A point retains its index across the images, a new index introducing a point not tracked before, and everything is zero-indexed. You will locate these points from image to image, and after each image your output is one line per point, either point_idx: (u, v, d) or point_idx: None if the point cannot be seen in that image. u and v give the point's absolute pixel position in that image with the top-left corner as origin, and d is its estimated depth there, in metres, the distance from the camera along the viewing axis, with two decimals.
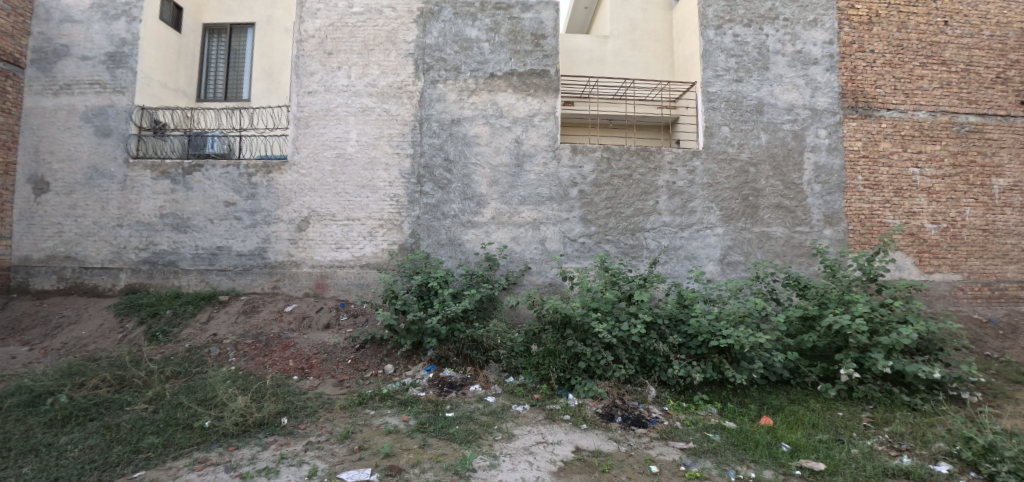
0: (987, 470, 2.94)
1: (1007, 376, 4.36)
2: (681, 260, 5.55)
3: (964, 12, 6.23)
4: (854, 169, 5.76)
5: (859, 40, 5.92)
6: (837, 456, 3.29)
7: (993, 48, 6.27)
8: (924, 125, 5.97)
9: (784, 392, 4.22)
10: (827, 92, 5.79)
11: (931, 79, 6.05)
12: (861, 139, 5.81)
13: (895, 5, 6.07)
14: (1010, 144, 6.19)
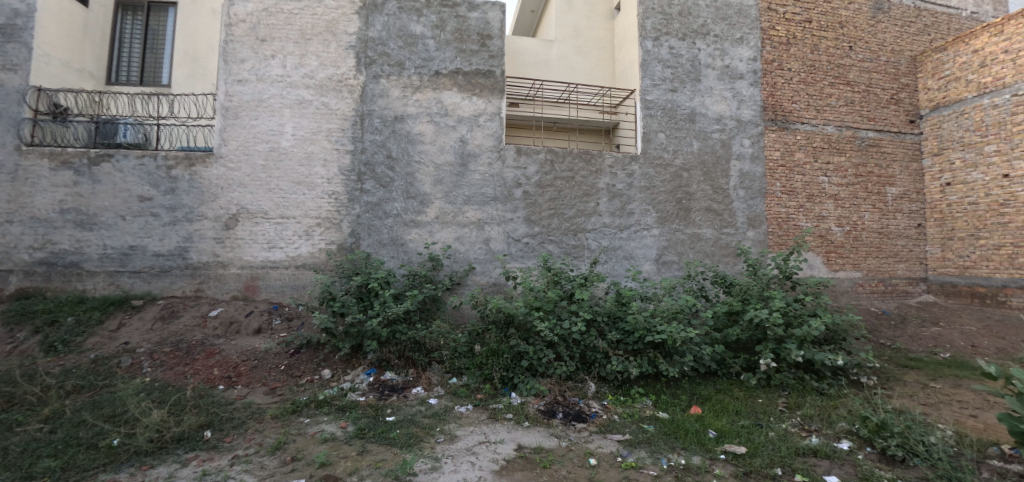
0: (880, 444, 3.33)
1: (895, 360, 4.95)
2: (620, 260, 5.77)
3: (865, 39, 7.01)
4: (773, 176, 6.29)
5: (779, 58, 6.48)
6: (757, 439, 3.58)
7: (887, 72, 7.11)
8: (831, 138, 6.65)
9: (712, 383, 4.51)
10: (751, 105, 6.27)
11: (838, 97, 6.74)
12: (779, 150, 6.35)
13: (808, 29, 6.70)
14: (900, 158, 7.05)
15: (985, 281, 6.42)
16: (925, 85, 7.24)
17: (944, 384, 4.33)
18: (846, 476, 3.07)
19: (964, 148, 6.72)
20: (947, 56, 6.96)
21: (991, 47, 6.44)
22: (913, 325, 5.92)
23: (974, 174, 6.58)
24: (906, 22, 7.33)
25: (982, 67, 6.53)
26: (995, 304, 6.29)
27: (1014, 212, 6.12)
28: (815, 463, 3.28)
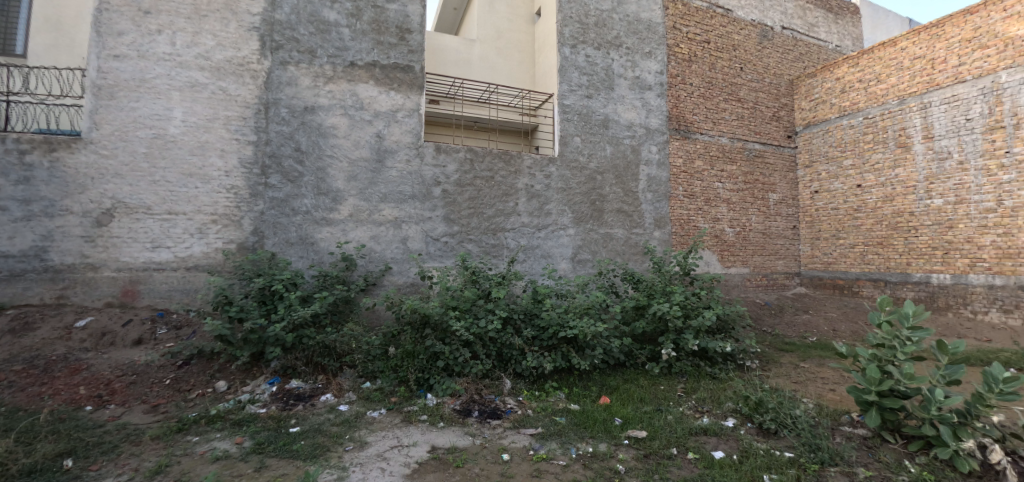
0: (758, 420, 3.75)
1: (773, 344, 5.65)
2: (538, 259, 6.01)
3: (753, 62, 7.89)
4: (676, 181, 6.87)
5: (682, 73, 7.07)
6: (657, 423, 3.86)
7: (771, 92, 8.07)
8: (725, 148, 7.40)
9: (620, 373, 4.82)
10: (658, 115, 6.78)
11: (731, 112, 7.52)
12: (681, 157, 6.94)
13: (707, 49, 7.39)
14: (780, 168, 8.06)
15: (844, 274, 7.56)
16: (800, 106, 8.35)
17: (809, 363, 5.03)
18: (730, 451, 3.42)
19: (828, 161, 7.88)
20: (816, 81, 8.09)
21: (848, 77, 7.62)
22: (788, 313, 6.79)
23: (834, 184, 7.78)
24: (785, 50, 8.38)
25: (841, 93, 7.71)
26: (851, 293, 7.44)
27: (864, 216, 7.34)
28: (705, 441, 3.62)
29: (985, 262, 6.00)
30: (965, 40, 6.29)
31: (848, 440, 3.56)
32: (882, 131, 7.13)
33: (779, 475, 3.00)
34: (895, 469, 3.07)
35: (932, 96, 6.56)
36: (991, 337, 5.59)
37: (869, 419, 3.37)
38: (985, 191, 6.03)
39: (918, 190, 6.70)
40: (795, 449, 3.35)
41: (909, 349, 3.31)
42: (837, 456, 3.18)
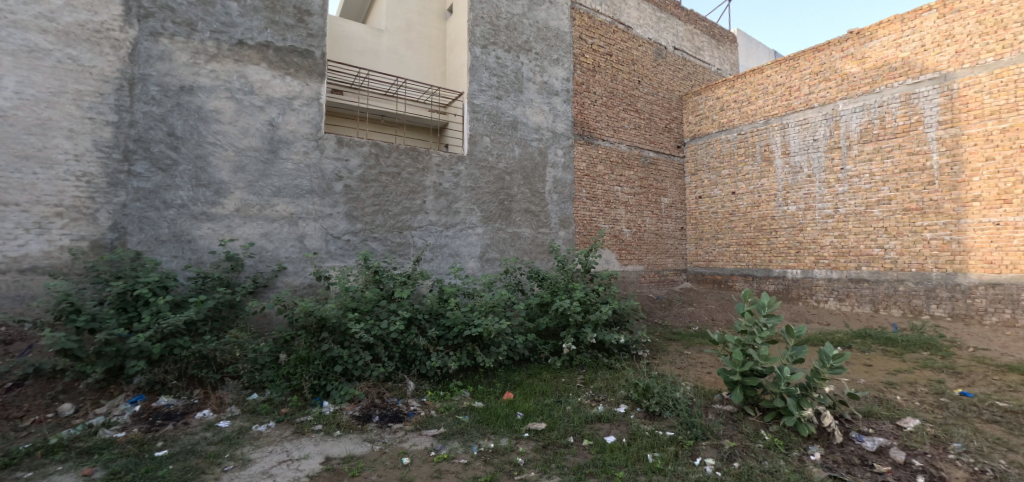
0: (646, 404, 4.10)
1: (662, 334, 6.24)
2: (445, 257, 6.06)
3: (649, 77, 8.63)
4: (580, 184, 7.30)
5: (586, 82, 7.51)
6: (556, 414, 4.06)
7: (663, 105, 8.88)
8: (624, 155, 8.01)
9: (525, 369, 5.01)
10: (564, 120, 7.13)
11: (629, 121, 8.15)
12: (585, 161, 7.39)
13: (609, 61, 7.92)
14: (671, 175, 8.92)
15: (721, 270, 8.62)
16: (687, 120, 9.32)
17: (690, 350, 5.64)
18: (620, 435, 3.69)
19: (710, 170, 8.90)
20: (701, 99, 9.09)
21: (726, 97, 8.67)
22: (675, 306, 7.55)
23: (715, 191, 8.80)
24: (677, 68, 9.28)
25: (721, 110, 8.74)
26: (727, 287, 8.49)
27: (737, 219, 8.41)
28: (599, 427, 3.87)
29: (825, 259, 7.24)
30: (813, 74, 7.51)
31: (719, 415, 4.05)
32: (752, 146, 8.21)
33: (660, 452, 3.31)
34: (753, 438, 3.54)
35: (789, 119, 7.73)
36: (828, 320, 6.74)
37: (735, 397, 3.84)
38: (825, 200, 7.27)
39: (777, 198, 7.84)
40: (675, 428, 3.72)
41: (765, 334, 3.83)
42: (708, 431, 3.59)
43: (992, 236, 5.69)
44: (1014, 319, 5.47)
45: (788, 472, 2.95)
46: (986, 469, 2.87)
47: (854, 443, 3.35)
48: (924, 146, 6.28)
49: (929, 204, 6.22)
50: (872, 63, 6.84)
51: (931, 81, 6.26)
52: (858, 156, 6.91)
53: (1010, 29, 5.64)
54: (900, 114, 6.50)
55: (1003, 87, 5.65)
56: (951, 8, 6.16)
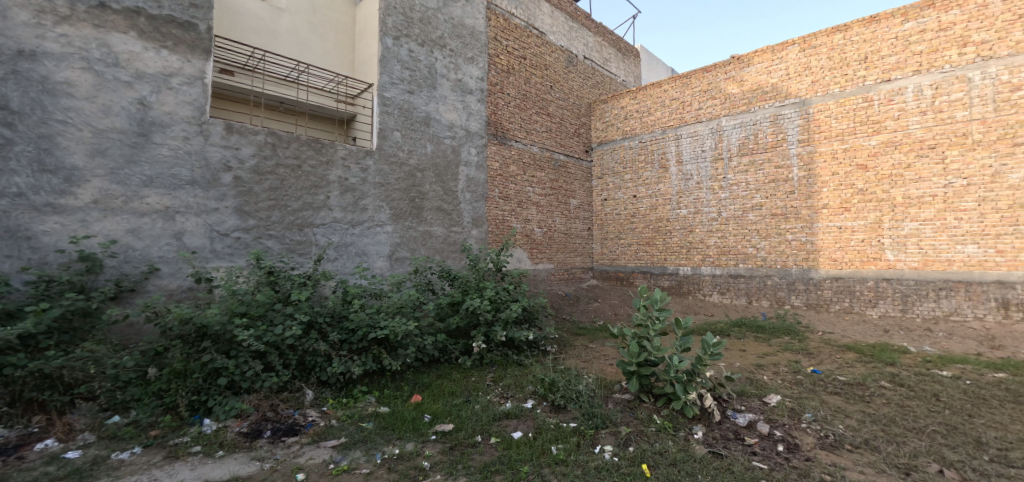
0: (551, 398, 4.24)
1: (569, 330, 6.53)
2: (351, 256, 5.75)
3: (560, 83, 9.04)
4: (493, 184, 7.40)
5: (501, 83, 7.63)
6: (464, 413, 4.02)
7: (573, 111, 9.36)
8: (536, 157, 8.29)
9: (435, 370, 4.92)
10: (478, 119, 7.18)
11: (541, 124, 8.46)
12: (498, 161, 7.51)
13: (523, 64, 8.13)
14: (579, 177, 9.43)
15: (623, 268, 9.29)
16: (595, 126, 9.92)
17: (594, 343, 5.97)
18: (527, 430, 3.77)
19: (614, 175, 9.55)
20: (607, 107, 9.72)
21: (629, 107, 9.35)
22: (582, 302, 7.98)
23: (618, 194, 9.48)
24: (586, 77, 9.85)
25: (625, 119, 9.42)
26: (628, 283, 9.18)
27: (637, 221, 9.12)
28: (507, 424, 3.90)
29: (710, 257, 8.14)
30: (702, 91, 8.38)
31: (617, 404, 4.31)
32: (651, 153, 8.96)
33: (563, 444, 3.43)
34: (647, 423, 3.82)
35: (682, 130, 8.55)
36: (713, 312, 7.60)
37: (631, 385, 4.12)
38: (711, 205, 8.17)
39: (672, 202, 8.65)
40: (578, 419, 3.88)
41: (658, 327, 4.18)
42: (608, 420, 3.80)
43: (836, 238, 6.87)
44: (851, 306, 6.65)
45: (676, 452, 3.22)
46: (829, 434, 3.40)
47: (729, 420, 3.77)
48: (787, 161, 7.35)
49: (790, 210, 7.30)
50: (749, 85, 7.82)
51: (792, 105, 7.34)
52: (736, 167, 7.88)
53: (852, 69, 6.83)
54: (770, 132, 7.54)
55: (845, 114, 6.84)
56: (809, 44, 7.27)
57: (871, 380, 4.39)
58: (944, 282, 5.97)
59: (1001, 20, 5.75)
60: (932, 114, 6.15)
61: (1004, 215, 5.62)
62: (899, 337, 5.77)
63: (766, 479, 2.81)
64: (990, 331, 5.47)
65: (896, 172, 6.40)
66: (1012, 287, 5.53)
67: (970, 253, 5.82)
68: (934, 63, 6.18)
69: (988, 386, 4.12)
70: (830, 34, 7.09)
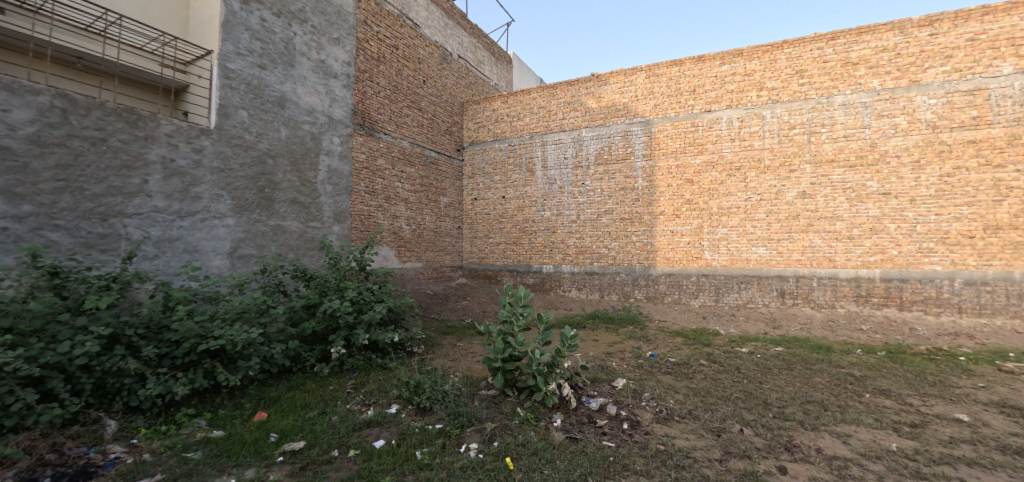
0: (416, 400, 4.05)
1: (438, 329, 6.50)
2: (178, 254, 4.84)
3: (433, 78, 9.17)
4: (358, 176, 7.23)
5: (369, 70, 7.46)
6: (317, 428, 3.60)
7: (445, 109, 9.52)
8: (405, 151, 8.31)
9: (285, 381, 4.39)
10: (342, 106, 6.93)
11: (412, 119, 8.50)
12: (364, 153, 7.34)
13: (395, 54, 8.07)
14: (450, 176, 9.61)
15: (492, 266, 9.61)
16: (466, 126, 10.11)
17: (462, 342, 6.01)
18: (390, 437, 3.52)
19: (485, 175, 9.84)
20: (479, 108, 9.98)
21: (501, 110, 9.71)
22: (451, 301, 8.12)
23: (488, 194, 9.78)
24: (459, 76, 10.09)
25: (496, 122, 9.78)
26: (496, 281, 9.52)
27: (505, 221, 9.55)
28: (368, 434, 3.59)
29: (570, 256, 8.89)
30: (566, 103, 9.08)
31: (483, 401, 4.20)
32: (520, 157, 9.45)
33: (427, 448, 3.28)
34: (510, 416, 3.83)
35: (548, 137, 9.18)
36: (571, 306, 8.31)
37: (497, 381, 4.06)
38: (571, 208, 8.92)
39: (537, 204, 9.24)
40: (443, 421, 3.74)
41: (523, 322, 4.17)
42: (473, 418, 3.73)
43: (669, 241, 8.08)
44: (679, 298, 7.90)
45: (537, 442, 3.31)
46: (663, 409, 3.87)
47: (584, 406, 3.99)
48: (634, 172, 8.40)
49: (636, 216, 8.36)
50: (605, 102, 8.73)
51: (639, 124, 8.41)
52: (593, 175, 8.73)
53: (684, 98, 8.07)
54: (621, 145, 8.54)
55: (678, 136, 8.09)
56: (653, 72, 8.37)
57: (693, 360, 5.22)
58: (744, 277, 7.50)
59: (783, 73, 7.41)
60: (738, 142, 7.64)
61: (782, 225, 7.33)
62: (713, 321, 7.07)
63: (613, 456, 3.05)
64: (772, 313, 7.11)
65: (713, 187, 7.80)
66: (788, 281, 7.23)
67: (761, 254, 7.44)
68: (740, 101, 7.66)
69: (769, 357, 5.24)
70: (669, 66, 8.25)
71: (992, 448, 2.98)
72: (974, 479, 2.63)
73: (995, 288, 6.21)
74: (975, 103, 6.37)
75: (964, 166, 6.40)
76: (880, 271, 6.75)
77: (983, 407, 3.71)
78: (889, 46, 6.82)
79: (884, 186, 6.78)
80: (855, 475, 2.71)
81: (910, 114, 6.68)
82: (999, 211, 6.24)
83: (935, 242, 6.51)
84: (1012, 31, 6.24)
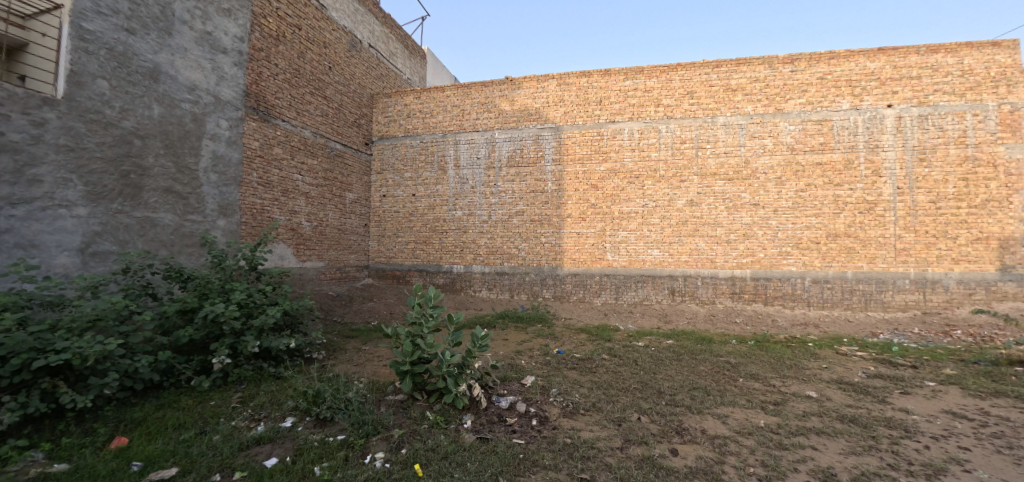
0: (315, 411, 3.50)
1: (342, 333, 6.39)
2: (8, 250, 4.21)
3: (341, 66, 8.98)
4: (250, 166, 6.87)
5: (267, 49, 7.19)
6: (192, 452, 3.02)
7: (354, 99, 9.31)
8: (307, 141, 8.07)
9: (152, 399, 3.77)
10: (231, 85, 6.58)
11: (315, 106, 8.26)
12: (257, 140, 7.00)
13: (297, 35, 7.87)
14: (357, 171, 9.35)
15: (400, 266, 9.37)
16: (376, 119, 9.84)
17: (368, 346, 5.81)
18: (285, 454, 3.00)
19: (394, 171, 9.60)
20: (391, 102, 9.73)
21: (413, 106, 9.54)
22: (356, 302, 8.04)
23: (397, 191, 9.55)
24: (370, 66, 9.94)
25: (407, 117, 9.59)
26: (404, 281, 9.30)
27: (415, 220, 9.38)
28: (257, 452, 3.05)
29: (480, 256, 8.96)
30: (480, 103, 9.15)
31: (390, 407, 3.71)
32: (432, 154, 9.35)
33: (328, 462, 2.87)
34: (419, 420, 3.44)
35: (461, 136, 9.20)
36: (481, 306, 8.38)
37: (404, 387, 3.59)
38: (483, 208, 9.00)
39: (448, 203, 9.20)
40: (346, 431, 3.26)
41: (432, 323, 3.74)
42: (379, 425, 3.30)
43: (575, 242, 8.52)
44: (583, 296, 8.38)
45: (447, 445, 3.06)
46: (569, 403, 3.92)
47: (494, 405, 3.75)
48: (544, 175, 8.73)
49: (545, 217, 8.69)
50: (518, 106, 8.95)
51: (550, 129, 8.75)
52: (505, 176, 8.92)
53: (592, 107, 8.58)
54: (532, 149, 8.82)
55: (585, 143, 8.58)
56: (564, 81, 8.76)
57: (596, 355, 5.53)
58: (640, 276, 8.17)
59: (676, 93, 8.22)
60: (638, 153, 8.33)
61: (673, 229, 8.12)
62: (613, 317, 7.63)
63: (523, 452, 3.00)
64: (663, 309, 7.90)
65: (615, 193, 8.40)
66: (677, 280, 8.05)
67: (655, 255, 8.17)
68: (641, 114, 8.35)
69: (662, 349, 5.74)
70: (579, 77, 8.71)
71: (834, 419, 3.55)
72: (822, 445, 3.10)
73: (835, 285, 7.50)
74: (822, 131, 7.64)
75: (814, 184, 7.64)
76: (750, 271, 7.79)
77: (826, 384, 4.43)
78: (761, 77, 7.90)
79: (754, 197, 7.83)
80: (733, 450, 3.04)
81: (775, 137, 7.80)
82: (837, 221, 7.55)
83: (791, 247, 7.68)
84: (849, 74, 7.59)
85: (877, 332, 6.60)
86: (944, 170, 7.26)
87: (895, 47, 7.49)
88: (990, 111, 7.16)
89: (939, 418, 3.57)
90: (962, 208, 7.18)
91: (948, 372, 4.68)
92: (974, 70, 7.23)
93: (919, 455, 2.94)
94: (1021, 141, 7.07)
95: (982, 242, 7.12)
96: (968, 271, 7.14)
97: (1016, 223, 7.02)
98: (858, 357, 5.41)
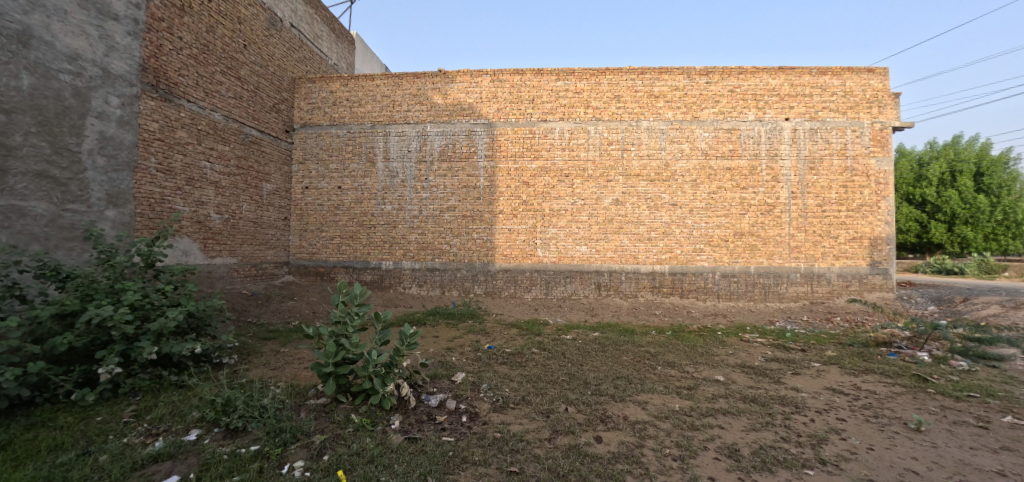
0: (225, 421, 3.14)
1: (256, 335, 5.94)
2: None
3: (258, 44, 8.26)
4: (147, 149, 6.11)
5: (169, 21, 6.43)
6: (71, 477, 2.60)
7: (273, 83, 8.60)
8: (217, 125, 7.34)
9: (20, 419, 3.22)
10: (124, 57, 5.80)
11: (228, 88, 7.54)
12: (157, 122, 6.24)
13: (207, 7, 7.14)
14: (276, 159, 8.69)
15: (324, 263, 8.86)
16: (298, 105, 9.17)
17: (287, 348, 5.46)
18: (187, 471, 2.70)
19: (318, 162, 9.05)
20: (315, 87, 9.15)
21: (340, 93, 9.06)
22: (274, 301, 7.51)
23: (321, 183, 9.02)
24: (291, 47, 9.25)
25: (333, 105, 9.08)
26: (328, 279, 8.82)
27: (341, 213, 8.92)
28: (154, 472, 2.70)
29: (411, 252, 8.74)
30: (412, 95, 8.91)
31: (309, 412, 3.46)
32: (359, 145, 8.94)
33: (238, 476, 2.62)
34: (343, 424, 3.26)
35: (392, 128, 8.90)
36: (411, 303, 8.21)
37: (327, 389, 3.31)
38: (414, 203, 8.80)
39: (377, 197, 8.86)
40: (260, 440, 2.99)
41: (358, 322, 3.52)
42: (299, 432, 3.07)
43: (507, 238, 8.61)
44: (515, 292, 8.51)
45: (373, 448, 2.93)
46: (499, 398, 3.93)
47: (423, 404, 3.66)
48: (477, 171, 8.72)
49: (476, 213, 8.68)
50: (450, 100, 8.83)
51: (482, 125, 8.74)
52: (436, 171, 8.79)
53: (525, 105, 8.70)
54: (464, 144, 8.77)
55: (517, 141, 8.68)
56: (497, 77, 8.78)
57: (527, 349, 5.63)
58: (569, 272, 8.47)
59: (605, 96, 8.59)
60: (568, 152, 8.60)
61: (600, 227, 8.51)
62: (544, 312, 7.85)
63: (452, 450, 2.96)
64: (591, 302, 8.29)
65: (546, 190, 8.60)
66: (603, 275, 8.45)
67: (583, 252, 8.51)
68: (572, 115, 8.63)
69: (588, 341, 5.99)
70: (512, 74, 8.78)
71: (737, 399, 3.93)
72: (728, 423, 3.43)
73: (740, 278, 8.32)
74: (732, 139, 8.41)
75: (723, 187, 8.39)
76: (668, 266, 8.39)
77: (732, 368, 4.90)
78: (680, 86, 8.50)
79: (673, 198, 8.43)
80: (651, 434, 3.25)
81: (692, 142, 8.45)
82: (743, 221, 8.35)
83: (704, 244, 8.38)
84: (755, 88, 8.42)
85: (774, 320, 7.42)
86: (829, 178, 8.30)
87: (792, 66, 8.41)
88: (865, 127, 8.30)
89: (822, 393, 4.09)
90: (842, 211, 8.27)
91: (829, 354, 5.36)
92: (855, 92, 8.34)
93: (806, 427, 3.36)
94: (887, 155, 8.29)
95: (857, 240, 8.25)
96: (846, 266, 8.25)
97: (883, 224, 8.22)
98: (759, 343, 6.05)
